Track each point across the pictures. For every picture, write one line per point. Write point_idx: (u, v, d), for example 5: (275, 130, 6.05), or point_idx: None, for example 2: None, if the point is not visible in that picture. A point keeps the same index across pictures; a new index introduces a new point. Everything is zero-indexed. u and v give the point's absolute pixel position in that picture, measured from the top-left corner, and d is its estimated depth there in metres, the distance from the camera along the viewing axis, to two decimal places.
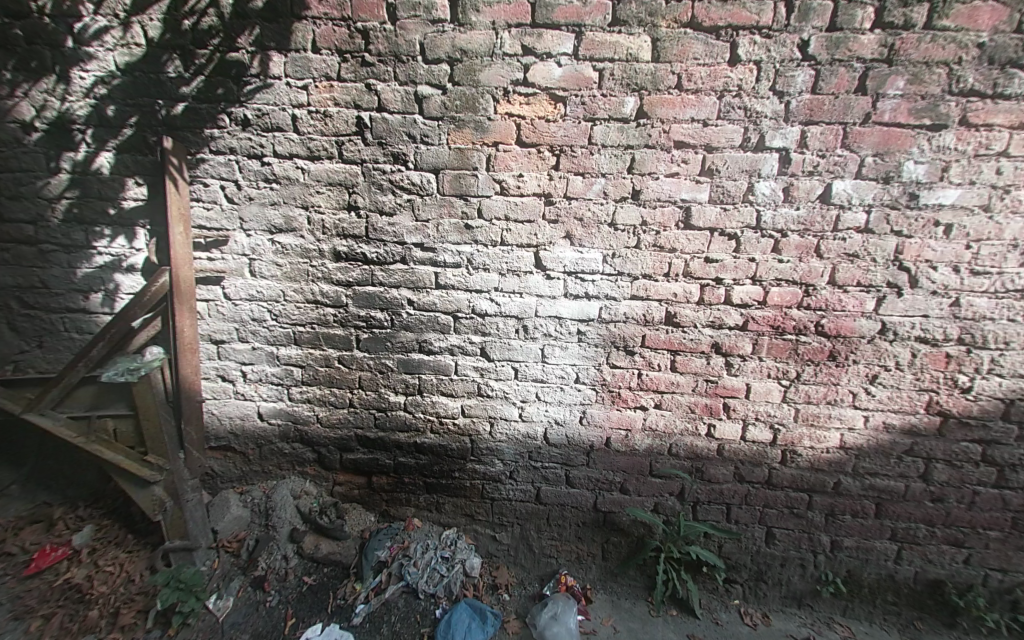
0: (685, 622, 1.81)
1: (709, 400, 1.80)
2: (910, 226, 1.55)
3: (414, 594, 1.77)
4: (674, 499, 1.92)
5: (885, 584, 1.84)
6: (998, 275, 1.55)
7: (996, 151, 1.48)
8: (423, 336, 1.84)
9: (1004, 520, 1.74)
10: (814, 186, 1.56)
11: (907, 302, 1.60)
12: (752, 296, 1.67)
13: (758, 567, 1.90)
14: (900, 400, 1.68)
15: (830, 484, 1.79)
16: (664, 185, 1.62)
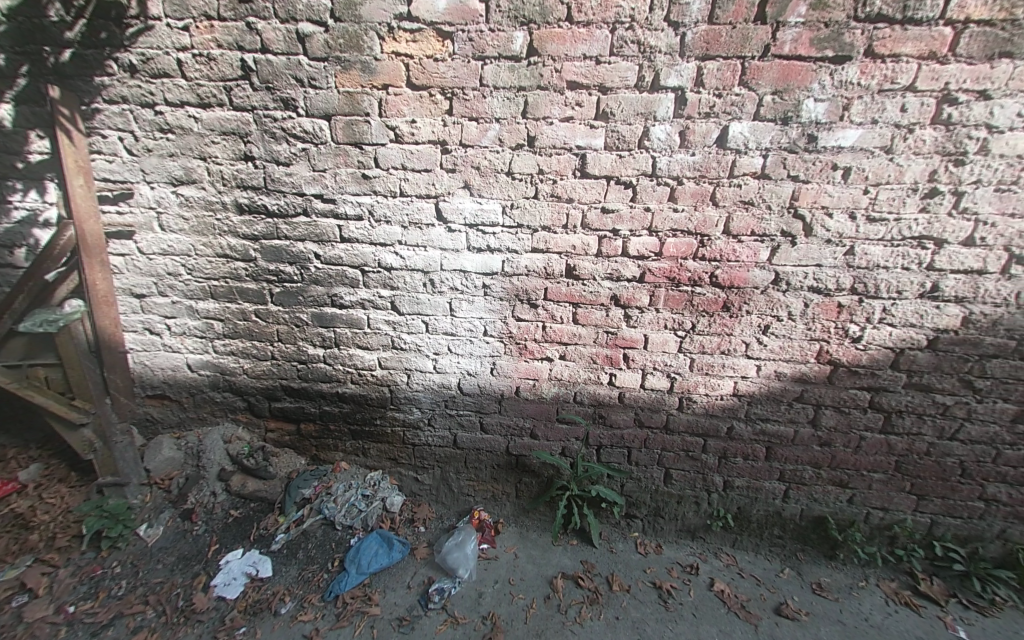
0: (582, 550, 1.99)
1: (609, 351, 1.86)
2: (807, 170, 1.49)
3: (331, 525, 1.92)
4: (579, 443, 2.03)
5: (773, 520, 1.99)
6: (895, 222, 1.49)
7: (902, 85, 1.36)
8: (332, 291, 1.86)
9: (888, 463, 1.82)
10: (710, 130, 1.49)
11: (802, 250, 1.57)
12: (648, 248, 1.67)
13: (656, 504, 2.07)
14: (791, 349, 1.71)
15: (722, 428, 1.89)
16: (558, 130, 1.55)
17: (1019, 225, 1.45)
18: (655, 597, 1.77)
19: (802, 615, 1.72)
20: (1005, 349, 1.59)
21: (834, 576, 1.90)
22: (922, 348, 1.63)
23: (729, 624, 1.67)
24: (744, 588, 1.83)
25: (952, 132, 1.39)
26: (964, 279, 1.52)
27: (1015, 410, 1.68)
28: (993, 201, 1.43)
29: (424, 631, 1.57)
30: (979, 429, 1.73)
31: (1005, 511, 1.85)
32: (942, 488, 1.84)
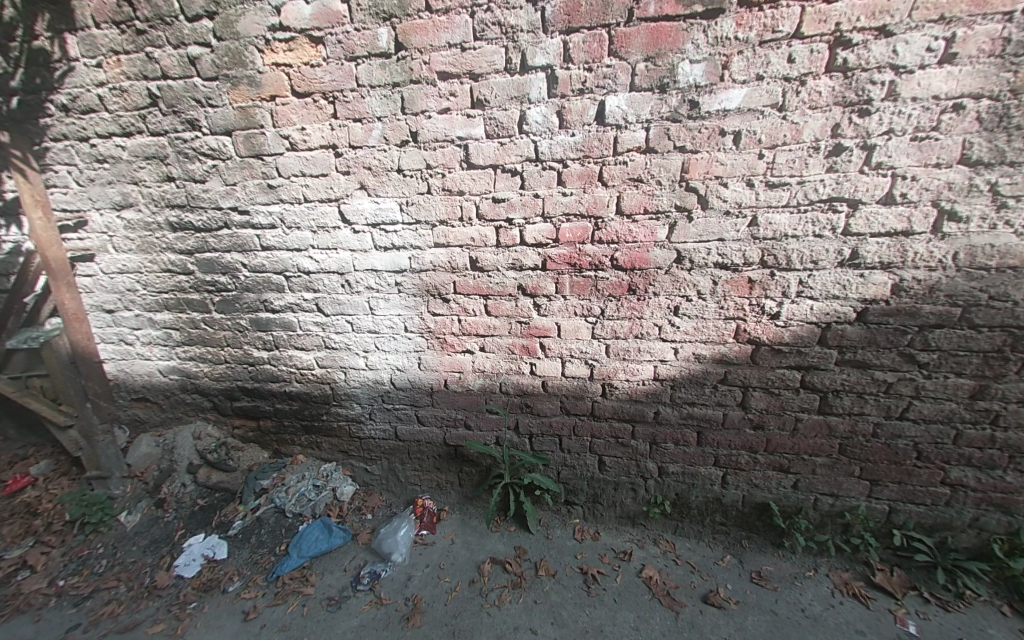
0: (519, 536, 2.00)
1: (525, 341, 1.85)
2: (694, 140, 1.40)
3: (283, 513, 2.08)
4: (511, 432, 2.05)
5: (713, 506, 1.92)
6: (798, 185, 1.36)
7: (786, 33, 1.23)
8: (263, 296, 1.98)
9: (831, 446, 1.69)
10: (588, 106, 1.43)
11: (701, 225, 1.49)
12: (544, 235, 1.63)
13: (593, 491, 2.05)
14: (706, 330, 1.64)
15: (649, 413, 1.85)
16: (437, 123, 1.53)
17: (947, 176, 1.26)
18: (579, 583, 1.77)
19: (729, 603, 1.65)
20: (949, 317, 1.40)
21: (777, 565, 1.79)
22: (852, 322, 1.48)
23: (649, 610, 1.64)
24: (674, 576, 1.78)
25: (851, 78, 1.24)
26: (888, 242, 1.35)
27: (972, 386, 1.47)
28: (912, 152, 1.26)
29: (349, 610, 1.69)
30: (931, 408, 1.53)
31: (975, 498, 1.64)
32: (896, 472, 1.66)
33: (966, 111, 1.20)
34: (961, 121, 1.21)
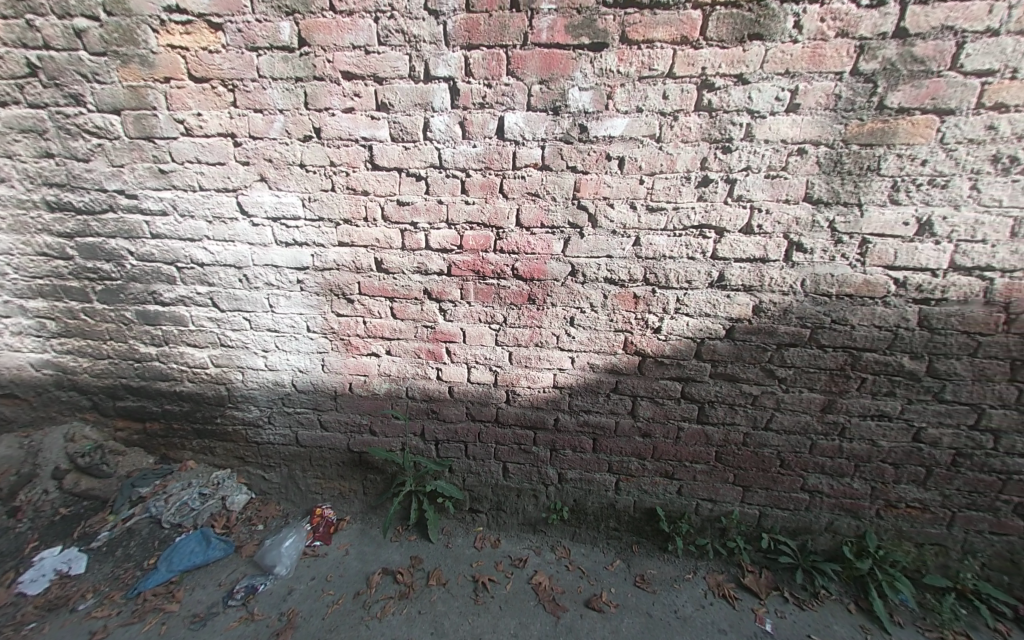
0: (418, 546, 1.97)
1: (431, 345, 1.83)
2: (583, 161, 1.47)
3: (159, 524, 1.94)
4: (417, 437, 2.02)
5: (607, 512, 2.00)
6: (673, 211, 1.49)
7: (661, 71, 1.34)
8: (152, 287, 1.85)
9: (708, 454, 1.83)
10: (486, 119, 1.45)
11: (591, 242, 1.58)
12: (448, 241, 1.63)
13: (497, 498, 2.07)
14: (599, 341, 1.73)
15: (549, 420, 1.90)
16: (341, 122, 1.50)
17: (794, 212, 1.42)
18: (468, 592, 1.77)
19: (608, 607, 1.72)
20: (800, 338, 1.57)
21: (661, 568, 1.90)
22: (721, 338, 1.64)
23: (531, 617, 1.67)
24: (562, 581, 1.83)
25: (715, 118, 1.37)
26: (749, 268, 1.51)
27: (822, 400, 1.65)
28: (765, 188, 1.41)
29: (213, 627, 1.58)
30: (789, 419, 1.71)
31: (829, 503, 1.81)
32: (763, 479, 1.82)
33: (807, 155, 1.35)
34: (803, 164, 1.37)
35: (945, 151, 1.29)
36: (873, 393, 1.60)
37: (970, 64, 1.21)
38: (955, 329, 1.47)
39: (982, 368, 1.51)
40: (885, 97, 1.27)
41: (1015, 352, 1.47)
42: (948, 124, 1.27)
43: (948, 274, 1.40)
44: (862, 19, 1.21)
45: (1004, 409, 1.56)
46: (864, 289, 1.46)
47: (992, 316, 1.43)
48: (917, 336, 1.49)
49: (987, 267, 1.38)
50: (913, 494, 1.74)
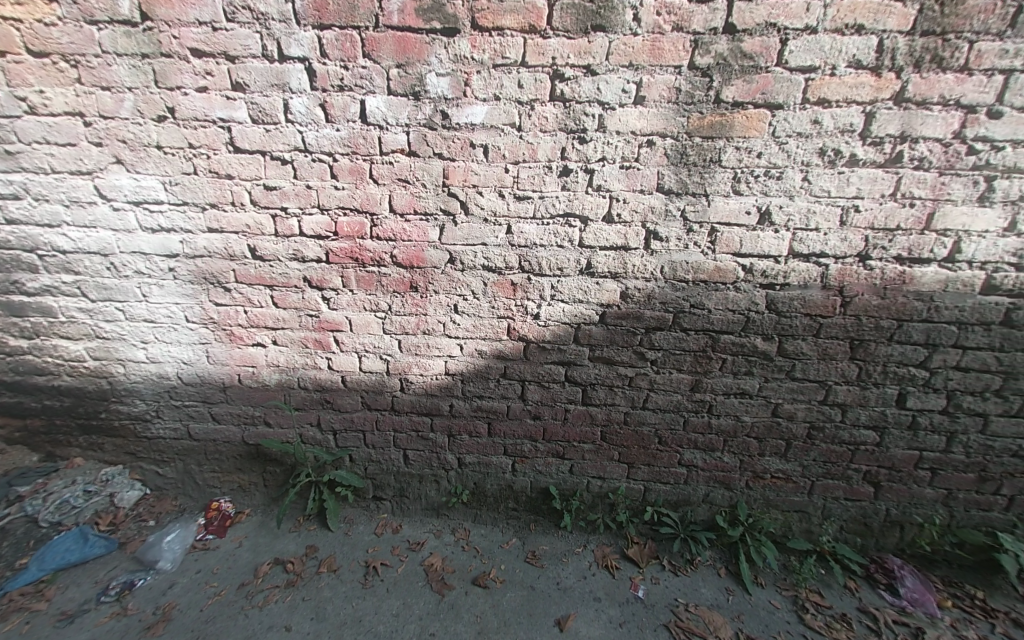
0: (316, 535, 1.94)
1: (318, 334, 1.76)
2: (449, 148, 1.46)
3: (35, 522, 1.82)
4: (315, 428, 1.95)
5: (506, 494, 2.03)
6: (539, 199, 1.51)
7: (513, 60, 1.34)
8: (12, 276, 1.74)
9: (594, 434, 1.90)
10: (348, 103, 1.42)
11: (464, 230, 1.57)
12: (323, 228, 1.58)
13: (400, 485, 2.04)
14: (484, 327, 1.73)
15: (444, 406, 1.89)
16: (194, 101, 1.45)
17: (649, 201, 1.48)
18: (358, 577, 1.76)
19: (493, 583, 1.75)
20: (664, 322, 1.65)
21: (553, 544, 1.96)
22: (596, 322, 1.70)
23: (415, 597, 1.68)
24: (455, 561, 1.85)
25: (569, 108, 1.39)
26: (613, 255, 1.57)
27: (690, 380, 1.75)
28: (621, 179, 1.46)
29: (81, 625, 1.52)
30: (663, 398, 1.80)
31: (704, 476, 1.92)
32: (644, 455, 1.91)
33: (655, 147, 1.41)
34: (653, 155, 1.43)
35: (777, 145, 1.37)
36: (734, 373, 1.71)
37: (794, 60, 1.28)
38: (798, 312, 1.56)
39: (826, 348, 1.61)
40: (720, 92, 1.33)
41: (853, 333, 1.57)
42: (778, 118, 1.34)
43: (789, 261, 1.50)
44: (693, 14, 1.26)
45: (847, 385, 1.66)
46: (715, 275, 1.55)
47: (830, 300, 1.53)
48: (766, 319, 1.59)
49: (822, 254, 1.47)
50: (776, 465, 1.85)
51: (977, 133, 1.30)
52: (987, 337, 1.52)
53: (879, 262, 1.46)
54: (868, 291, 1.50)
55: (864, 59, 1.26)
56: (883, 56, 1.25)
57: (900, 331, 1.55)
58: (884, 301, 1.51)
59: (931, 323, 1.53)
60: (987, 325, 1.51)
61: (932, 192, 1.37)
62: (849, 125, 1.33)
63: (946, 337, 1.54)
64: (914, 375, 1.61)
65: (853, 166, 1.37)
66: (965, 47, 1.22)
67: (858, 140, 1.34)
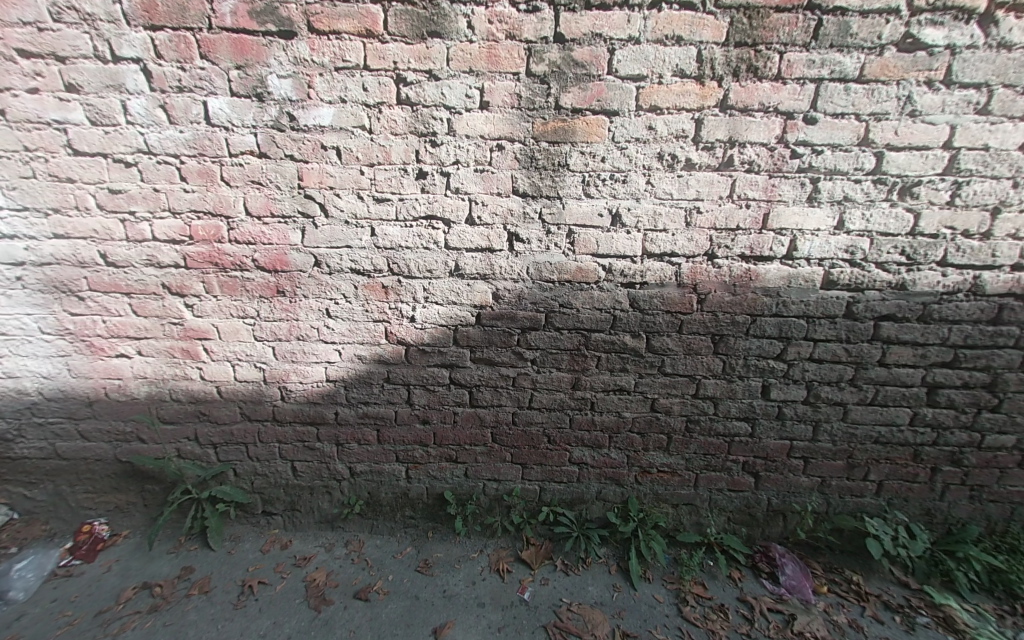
0: (195, 555, 1.82)
1: (184, 344, 1.67)
2: (300, 150, 1.42)
3: None
4: (192, 443, 1.85)
5: (401, 501, 1.94)
6: (399, 202, 1.48)
7: (355, 63, 1.33)
8: None
9: (484, 435, 1.85)
10: (189, 104, 1.38)
11: (327, 232, 1.50)
12: (176, 231, 1.51)
13: (290, 497, 1.93)
14: (360, 332, 1.65)
15: (328, 415, 1.79)
16: (25, 103, 1.38)
17: (507, 204, 1.49)
18: (231, 597, 1.64)
19: (376, 595, 1.65)
20: (536, 321, 1.66)
21: (449, 551, 1.87)
22: (472, 324, 1.67)
23: (288, 615, 1.57)
24: (341, 574, 1.75)
25: (417, 112, 1.38)
26: (479, 256, 1.56)
27: (570, 378, 1.76)
28: (478, 182, 1.46)
29: None
30: (546, 398, 1.80)
31: (595, 474, 1.92)
32: (535, 455, 1.90)
33: (506, 150, 1.43)
34: (505, 159, 1.44)
35: (619, 149, 1.42)
36: (610, 370, 1.74)
37: (622, 69, 1.33)
38: (659, 309, 1.62)
39: (690, 343, 1.66)
40: (559, 98, 1.37)
41: (712, 328, 1.62)
42: (616, 124, 1.39)
43: (644, 260, 1.55)
44: (523, 23, 1.29)
45: (715, 379, 1.71)
46: (578, 275, 1.58)
47: (685, 297, 1.59)
48: (631, 317, 1.64)
49: (673, 253, 1.53)
50: (661, 459, 1.87)
51: (797, 138, 1.37)
52: (834, 329, 1.58)
53: (725, 260, 1.52)
54: (719, 288, 1.56)
55: (687, 69, 1.32)
56: (703, 66, 1.32)
57: (754, 325, 1.60)
58: (735, 297, 1.57)
59: (781, 317, 1.58)
60: (832, 318, 1.57)
61: (765, 193, 1.44)
62: (682, 131, 1.39)
63: (797, 330, 1.59)
64: (773, 367, 1.66)
65: (691, 169, 1.43)
66: (776, 58, 1.30)
67: (691, 145, 1.40)
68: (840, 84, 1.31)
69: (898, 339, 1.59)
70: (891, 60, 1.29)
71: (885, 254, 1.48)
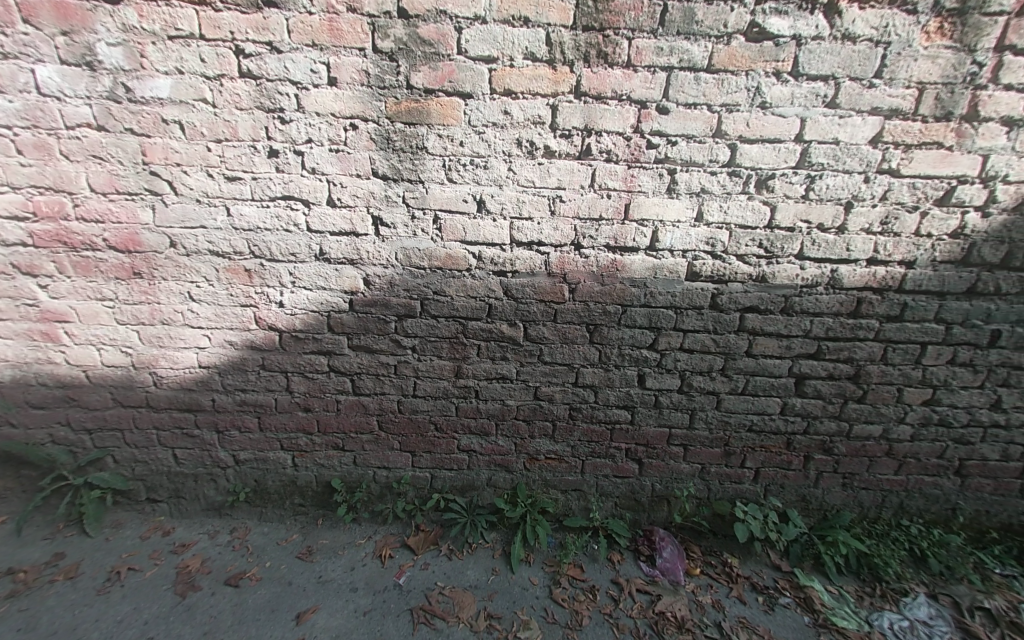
0: (69, 541, 1.76)
1: (42, 326, 1.61)
2: (140, 123, 1.35)
3: None
4: (66, 428, 1.80)
5: (289, 489, 1.93)
6: (253, 180, 1.42)
7: (188, 32, 1.26)
8: None
9: (369, 423, 1.84)
10: (14, 72, 1.29)
11: (179, 211, 1.45)
12: (17, 207, 1.44)
13: (174, 485, 1.91)
14: (227, 316, 1.61)
15: (204, 401, 1.76)
16: None
17: (367, 186, 1.44)
18: (97, 583, 1.59)
19: (247, 582, 1.63)
20: (411, 309, 1.62)
21: (335, 538, 1.86)
22: (345, 310, 1.62)
23: (151, 600, 1.53)
24: (217, 561, 1.72)
25: (261, 86, 1.32)
26: (345, 241, 1.51)
27: (452, 366, 1.74)
28: (334, 162, 1.41)
29: None
30: (430, 386, 1.78)
31: (484, 461, 1.92)
32: (423, 443, 1.89)
33: (360, 130, 1.38)
34: (360, 139, 1.39)
35: (476, 133, 1.39)
36: (491, 358, 1.72)
37: (471, 50, 1.29)
38: (532, 298, 1.61)
39: (566, 332, 1.66)
40: (409, 77, 1.32)
41: (586, 317, 1.63)
42: (471, 107, 1.35)
43: (512, 248, 1.53)
44: None
45: (593, 367, 1.72)
46: (448, 262, 1.55)
47: (557, 286, 1.58)
48: (506, 305, 1.62)
49: (541, 242, 1.52)
50: (547, 446, 1.89)
51: (652, 128, 1.36)
52: (701, 320, 1.60)
53: (592, 250, 1.52)
54: (588, 278, 1.56)
55: (537, 52, 1.29)
56: (553, 49, 1.28)
57: (625, 315, 1.61)
58: (604, 287, 1.57)
59: (650, 308, 1.60)
60: (699, 309, 1.59)
61: (625, 184, 1.43)
62: (538, 116, 1.36)
63: (666, 320, 1.61)
64: (647, 357, 1.69)
65: (551, 157, 1.41)
66: (625, 44, 1.27)
67: (549, 131, 1.38)
68: (690, 73, 1.30)
69: (764, 330, 1.61)
70: (739, 50, 1.27)
71: (744, 247, 1.50)
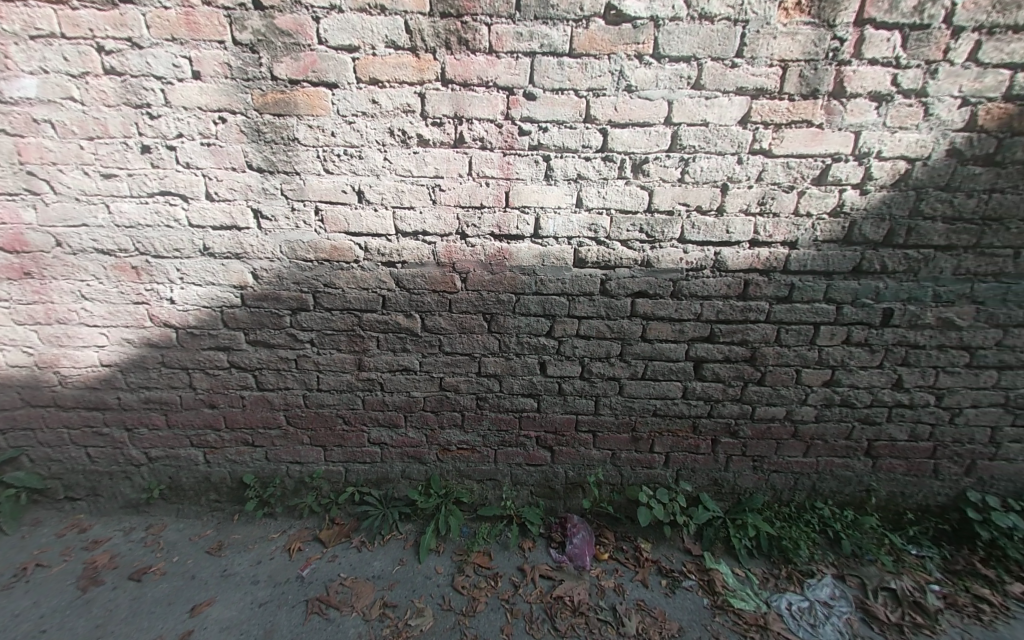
0: None
1: None
2: (11, 124, 1.36)
3: None
4: None
5: (204, 485, 1.95)
6: (129, 176, 1.43)
7: (48, 31, 1.27)
8: None
9: (277, 418, 1.85)
10: None
11: (59, 209, 1.46)
12: None
13: (91, 483, 1.93)
14: (121, 314, 1.62)
15: (109, 399, 1.78)
16: None
17: (244, 179, 1.45)
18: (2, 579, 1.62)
19: (150, 577, 1.65)
20: (304, 302, 1.63)
21: (248, 532, 1.88)
22: (238, 305, 1.63)
23: (51, 595, 1.56)
24: (126, 556, 1.74)
25: (125, 83, 1.33)
26: (227, 235, 1.52)
27: (353, 360, 1.75)
28: (207, 156, 1.42)
29: None
30: (334, 379, 1.78)
31: (396, 453, 1.93)
32: (333, 436, 1.90)
33: (229, 123, 1.38)
34: (230, 132, 1.39)
35: (347, 124, 1.39)
36: (391, 349, 1.73)
37: (331, 39, 1.29)
38: (424, 288, 1.61)
39: (462, 322, 1.67)
40: (272, 69, 1.32)
41: (479, 307, 1.63)
42: (338, 97, 1.36)
43: (398, 239, 1.54)
44: None
45: (493, 356, 1.73)
46: (335, 253, 1.55)
47: (447, 276, 1.59)
48: (399, 296, 1.62)
49: (425, 232, 1.52)
50: (457, 436, 1.90)
51: (521, 114, 1.36)
52: (593, 306, 1.61)
53: (477, 238, 1.52)
54: (476, 267, 1.57)
55: (397, 40, 1.28)
56: (413, 37, 1.28)
57: (518, 304, 1.62)
58: (494, 276, 1.58)
59: (542, 295, 1.60)
60: (589, 295, 1.59)
61: (502, 171, 1.43)
62: (407, 105, 1.36)
63: (559, 308, 1.62)
64: (545, 345, 1.69)
65: (425, 146, 1.41)
66: (484, 30, 1.27)
67: (420, 120, 1.38)
68: (552, 58, 1.29)
69: (655, 315, 1.62)
70: (598, 33, 1.27)
71: (626, 232, 1.50)
